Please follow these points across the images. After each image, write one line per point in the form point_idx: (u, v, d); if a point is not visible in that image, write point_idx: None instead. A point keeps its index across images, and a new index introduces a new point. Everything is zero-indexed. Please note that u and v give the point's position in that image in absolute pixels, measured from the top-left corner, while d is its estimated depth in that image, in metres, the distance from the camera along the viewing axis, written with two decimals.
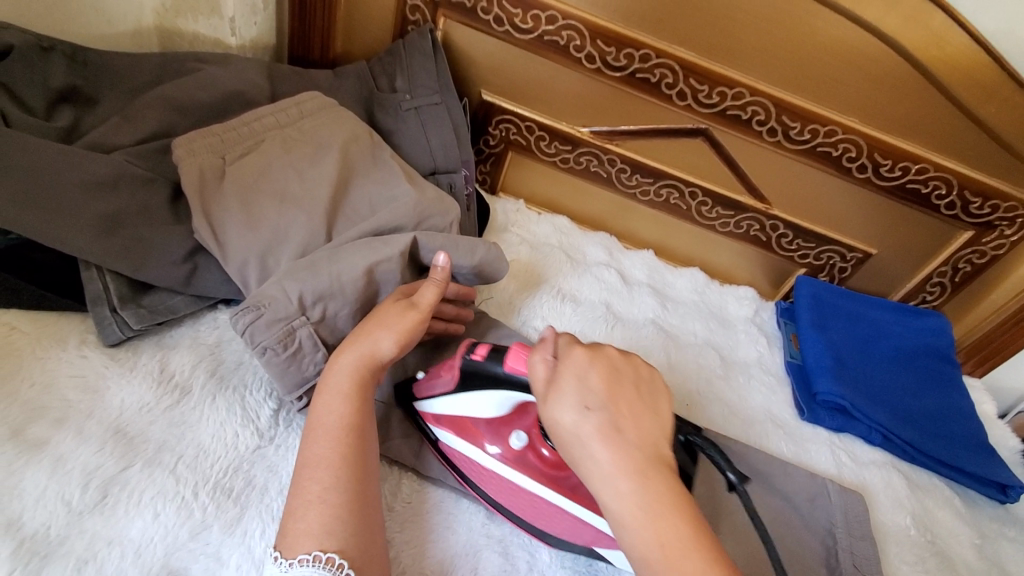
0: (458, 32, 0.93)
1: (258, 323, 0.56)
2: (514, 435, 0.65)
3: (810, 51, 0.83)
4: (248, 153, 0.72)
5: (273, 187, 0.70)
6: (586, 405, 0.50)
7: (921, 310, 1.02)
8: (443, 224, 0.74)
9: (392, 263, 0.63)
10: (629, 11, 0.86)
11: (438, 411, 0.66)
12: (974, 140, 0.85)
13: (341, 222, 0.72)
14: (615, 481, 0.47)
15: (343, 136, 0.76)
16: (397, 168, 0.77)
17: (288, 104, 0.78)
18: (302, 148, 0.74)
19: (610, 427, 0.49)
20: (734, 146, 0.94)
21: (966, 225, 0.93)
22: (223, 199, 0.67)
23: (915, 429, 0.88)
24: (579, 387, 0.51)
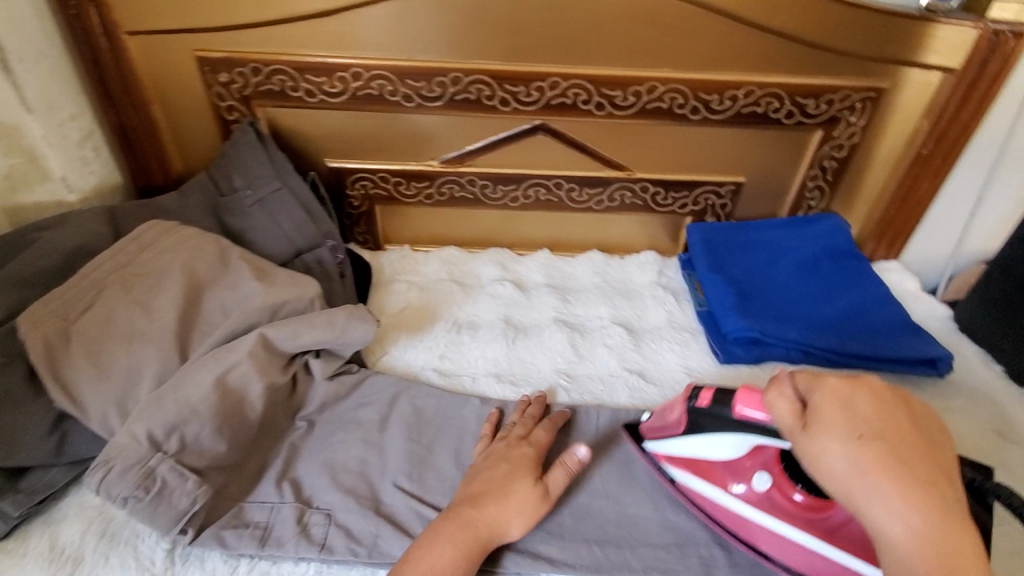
0: (279, 116, 0.95)
1: (111, 477, 0.57)
2: (755, 477, 0.62)
3: (600, 22, 0.86)
4: (91, 305, 0.72)
5: (122, 330, 0.71)
6: (858, 435, 0.48)
7: (811, 217, 1.05)
8: (302, 305, 0.75)
9: (242, 366, 0.65)
10: (424, 44, 0.88)
11: (672, 451, 0.66)
12: (782, 49, 0.88)
13: (197, 338, 0.73)
14: (894, 518, 0.45)
15: (184, 257, 0.77)
16: (244, 266, 0.78)
17: (125, 242, 0.78)
18: (142, 283, 0.75)
19: (889, 459, 0.46)
20: (573, 130, 0.96)
21: (813, 126, 0.95)
22: (73, 358, 0.68)
23: (831, 336, 0.89)
24: (847, 416, 0.49)
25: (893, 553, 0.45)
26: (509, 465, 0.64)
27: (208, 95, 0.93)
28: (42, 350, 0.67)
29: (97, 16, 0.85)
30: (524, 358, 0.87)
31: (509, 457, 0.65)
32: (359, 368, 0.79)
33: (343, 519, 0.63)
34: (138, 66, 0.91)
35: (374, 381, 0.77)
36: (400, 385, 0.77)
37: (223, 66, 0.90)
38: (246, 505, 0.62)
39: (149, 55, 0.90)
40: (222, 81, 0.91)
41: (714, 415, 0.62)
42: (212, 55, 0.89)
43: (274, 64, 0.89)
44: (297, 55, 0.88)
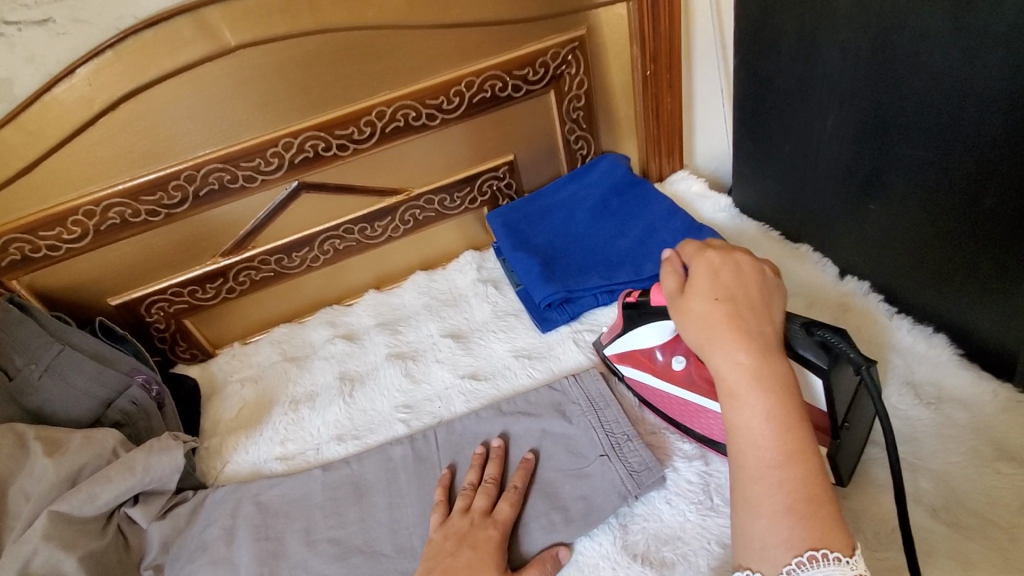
0: (38, 279, 0.92)
1: None
2: (674, 360, 0.70)
3: (301, 76, 0.88)
4: None
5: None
6: (714, 297, 0.55)
7: (589, 163, 1.11)
8: (104, 459, 0.75)
9: (40, 552, 0.64)
10: (144, 159, 0.87)
11: (616, 351, 0.77)
12: (478, 36, 0.93)
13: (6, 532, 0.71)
14: (730, 360, 0.51)
15: None
16: (36, 444, 0.75)
17: None
18: None
19: (736, 316, 0.53)
20: (331, 177, 0.98)
21: (543, 89, 1.01)
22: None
23: (629, 267, 0.95)
24: (711, 283, 0.56)
25: (726, 385, 0.51)
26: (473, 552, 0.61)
27: None
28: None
29: None
30: (365, 406, 0.88)
31: (474, 542, 0.63)
32: (196, 491, 0.78)
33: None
34: None
35: (213, 499, 0.76)
36: (237, 491, 0.76)
37: None
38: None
39: None
40: None
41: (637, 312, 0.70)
42: None
43: (4, 234, 0.87)
44: (22, 217, 0.86)
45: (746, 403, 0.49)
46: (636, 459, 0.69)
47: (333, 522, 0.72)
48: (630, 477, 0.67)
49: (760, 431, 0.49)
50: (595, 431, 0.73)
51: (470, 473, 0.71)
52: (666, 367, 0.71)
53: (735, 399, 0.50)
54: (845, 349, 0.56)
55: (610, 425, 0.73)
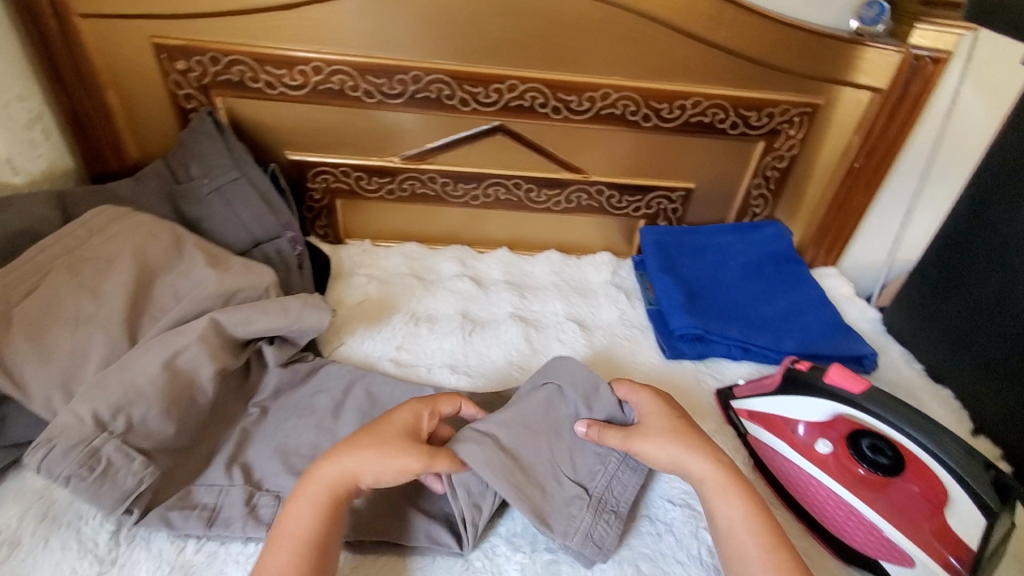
0: (239, 106, 0.95)
1: (53, 455, 0.56)
2: (818, 442, 0.72)
3: (555, 30, 0.89)
4: (33, 289, 0.69)
5: (64, 315, 0.69)
6: (669, 419, 0.68)
7: (756, 223, 1.11)
8: (255, 294, 0.75)
9: (190, 351, 0.65)
10: (384, 42, 0.90)
11: (754, 408, 0.78)
12: (727, 65, 0.93)
13: (147, 322, 0.72)
14: (700, 464, 0.64)
15: (133, 242, 0.76)
16: (198, 253, 0.78)
17: (73, 227, 0.76)
18: (91, 268, 0.73)
19: (685, 428, 0.67)
20: (530, 131, 0.99)
21: (756, 137, 1.01)
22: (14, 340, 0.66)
23: (769, 334, 0.94)
24: (657, 409, 0.70)
25: (703, 485, 0.63)
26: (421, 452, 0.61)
27: (165, 84, 0.93)
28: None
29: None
30: (480, 350, 0.89)
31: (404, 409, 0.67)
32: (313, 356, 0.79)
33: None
34: (88, 49, 0.89)
35: (327, 371, 0.77)
36: (352, 373, 0.77)
37: (181, 54, 0.89)
38: (193, 488, 0.63)
39: (101, 35, 0.88)
40: (180, 69, 0.91)
41: (808, 382, 0.72)
42: (168, 42, 0.88)
43: (234, 54, 0.89)
44: (257, 47, 0.89)
45: (723, 495, 0.62)
46: (615, 498, 0.67)
47: None
48: (594, 520, 0.65)
49: (733, 518, 0.60)
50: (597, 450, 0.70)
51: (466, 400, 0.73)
52: (805, 444, 0.73)
53: (721, 495, 0.62)
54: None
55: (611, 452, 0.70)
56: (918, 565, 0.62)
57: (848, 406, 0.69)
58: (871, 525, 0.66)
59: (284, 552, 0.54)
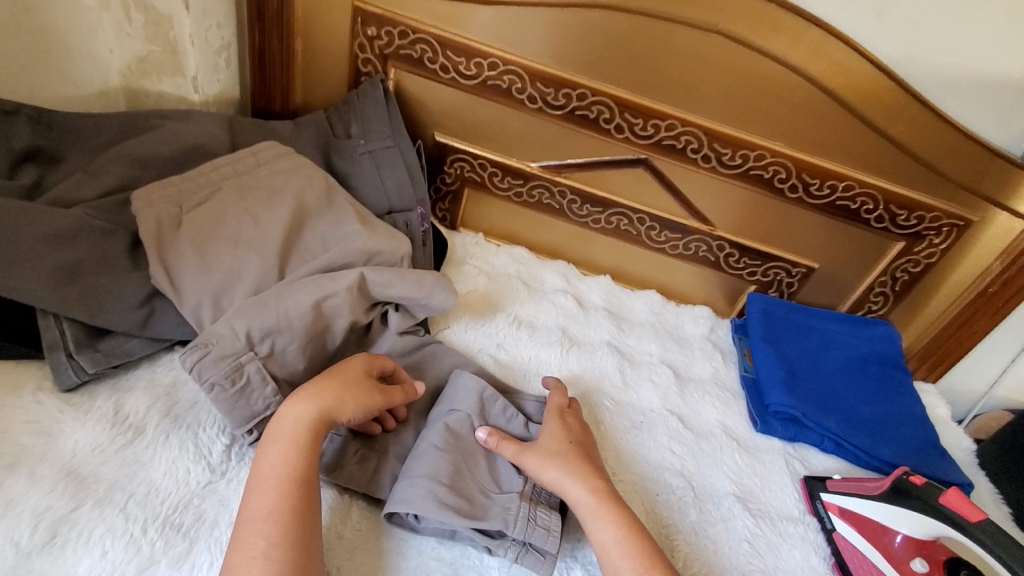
0: (409, 81, 0.99)
1: (206, 360, 0.60)
2: (914, 559, 0.72)
3: (731, 83, 0.90)
4: (204, 202, 0.76)
5: (226, 235, 0.73)
6: (565, 443, 0.68)
7: (869, 319, 1.07)
8: (392, 258, 0.78)
9: (338, 297, 0.69)
10: (563, 55, 0.92)
11: (849, 506, 0.75)
12: (893, 158, 0.92)
13: (294, 260, 0.76)
14: (576, 487, 0.63)
15: (296, 183, 0.80)
16: (349, 208, 0.82)
17: (245, 154, 0.81)
18: (257, 196, 0.78)
19: (581, 456, 0.67)
20: (673, 172, 1.00)
21: (898, 236, 0.99)
22: (181, 247, 0.71)
23: (866, 435, 0.91)
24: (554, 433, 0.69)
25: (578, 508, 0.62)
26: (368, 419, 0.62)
27: (349, 44, 0.98)
28: (154, 231, 0.70)
29: None
30: (574, 370, 0.89)
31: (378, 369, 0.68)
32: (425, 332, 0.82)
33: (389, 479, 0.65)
34: None
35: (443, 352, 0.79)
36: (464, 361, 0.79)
37: (375, 21, 0.94)
38: None
39: None
40: (368, 34, 0.96)
41: (922, 498, 0.72)
42: (368, 8, 0.93)
43: (422, 33, 0.94)
44: (445, 31, 0.93)
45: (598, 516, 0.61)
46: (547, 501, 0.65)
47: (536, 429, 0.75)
48: (529, 518, 0.62)
49: (613, 547, 0.59)
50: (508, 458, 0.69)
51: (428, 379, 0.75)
52: (901, 558, 0.72)
53: (592, 524, 0.61)
54: None
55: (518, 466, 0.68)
56: None
57: (963, 533, 0.67)
58: None
59: (258, 490, 0.53)
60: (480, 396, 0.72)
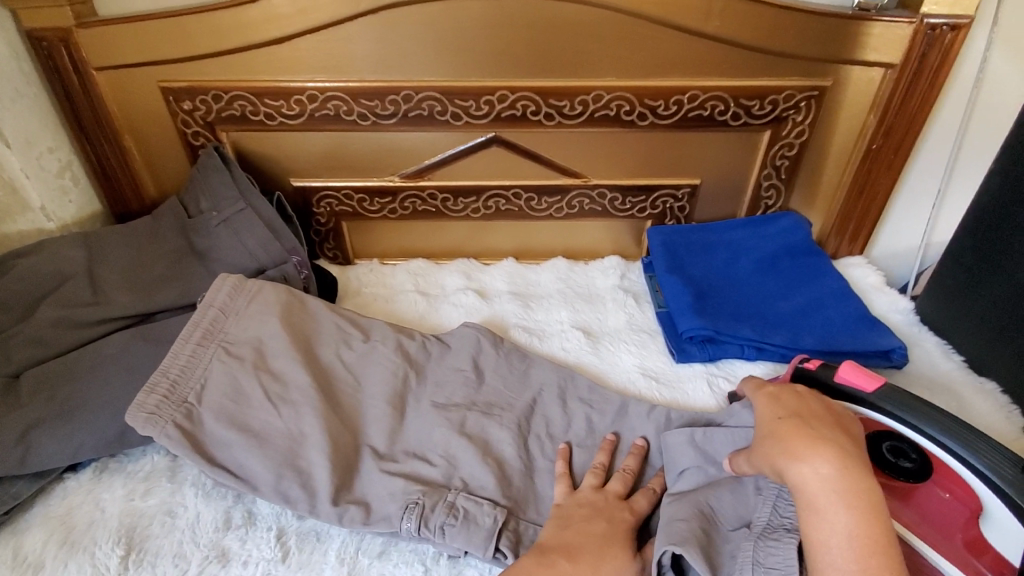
0: (244, 139, 0.99)
1: (425, 514, 0.65)
2: None
3: (540, 37, 0.89)
4: (205, 383, 0.72)
5: (254, 398, 0.73)
6: (778, 416, 0.59)
7: (771, 215, 1.06)
8: (418, 343, 0.85)
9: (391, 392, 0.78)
10: (374, 66, 0.92)
11: None
12: (724, 54, 0.90)
13: (328, 389, 0.77)
14: (809, 471, 0.52)
15: (276, 314, 0.80)
16: (338, 317, 0.85)
17: (207, 312, 0.78)
18: (247, 353, 0.76)
19: (803, 427, 0.56)
20: (525, 140, 0.99)
21: (761, 126, 0.97)
22: (215, 433, 0.69)
23: (786, 331, 0.90)
24: (772, 408, 0.61)
25: (805, 495, 0.51)
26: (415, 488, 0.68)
27: (175, 124, 0.98)
28: (178, 433, 0.67)
29: (67, 55, 0.90)
30: None
31: (609, 516, 0.64)
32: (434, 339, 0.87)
33: (294, 538, 0.65)
34: (106, 97, 0.95)
35: (538, 370, 0.84)
36: (558, 377, 0.83)
37: (185, 94, 0.94)
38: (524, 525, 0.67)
39: (116, 86, 0.95)
40: (187, 109, 0.95)
41: (821, 382, 0.69)
42: (175, 85, 0.93)
43: (234, 91, 0.93)
44: (255, 81, 0.93)
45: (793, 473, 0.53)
46: (787, 521, 0.56)
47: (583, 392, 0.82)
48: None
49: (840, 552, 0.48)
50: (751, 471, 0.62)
51: (602, 455, 0.72)
52: None
53: (811, 515, 0.51)
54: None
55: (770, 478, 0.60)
56: None
57: (869, 407, 0.65)
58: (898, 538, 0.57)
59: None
60: (693, 441, 0.68)
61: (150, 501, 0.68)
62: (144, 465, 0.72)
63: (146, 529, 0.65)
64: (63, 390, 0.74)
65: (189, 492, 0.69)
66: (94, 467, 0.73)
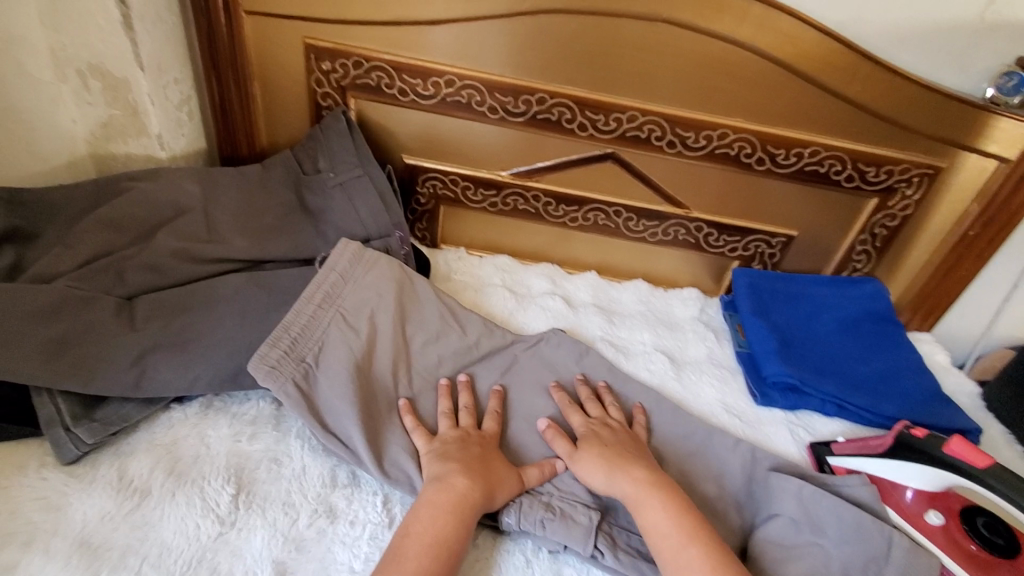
0: (370, 109, 1.01)
1: (524, 508, 0.65)
2: (927, 512, 0.70)
3: (684, 67, 0.91)
4: (321, 347, 0.71)
5: (368, 371, 0.73)
6: (603, 448, 0.70)
7: (855, 278, 1.08)
8: (505, 339, 0.86)
9: (488, 380, 0.81)
10: (516, 63, 0.94)
11: (857, 469, 0.76)
12: (854, 117, 0.93)
13: (428, 373, 0.77)
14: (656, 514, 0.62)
15: (390, 290, 0.79)
16: (441, 301, 0.85)
17: (327, 274, 0.77)
18: (360, 324, 0.75)
19: (617, 457, 0.68)
20: (641, 162, 1.01)
21: (869, 193, 1.00)
22: (327, 398, 0.68)
23: (866, 394, 0.92)
24: (598, 445, 0.70)
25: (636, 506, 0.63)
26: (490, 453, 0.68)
27: (307, 81, 1.00)
28: (296, 392, 0.67)
29: None
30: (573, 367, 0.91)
31: None
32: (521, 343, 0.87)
33: (398, 507, 0.65)
34: (248, 41, 0.97)
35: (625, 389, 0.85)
36: (645, 397, 0.84)
37: (328, 56, 0.96)
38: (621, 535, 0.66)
39: (260, 34, 0.96)
40: (324, 69, 0.98)
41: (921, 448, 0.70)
42: (319, 44, 0.95)
43: (376, 61, 0.95)
44: (399, 56, 0.95)
45: (589, 470, 0.68)
46: None
47: (672, 417, 0.82)
48: None
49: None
50: (869, 559, 0.63)
51: (461, 394, 0.75)
52: (916, 514, 0.70)
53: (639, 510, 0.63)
54: None
55: (888, 552, 0.63)
56: None
57: (972, 481, 0.65)
58: None
59: (427, 512, 0.59)
60: (799, 496, 0.69)
61: (256, 446, 0.69)
62: (249, 410, 0.73)
63: (253, 472, 0.66)
64: (179, 321, 0.74)
65: (294, 443, 0.69)
66: (198, 402, 0.73)
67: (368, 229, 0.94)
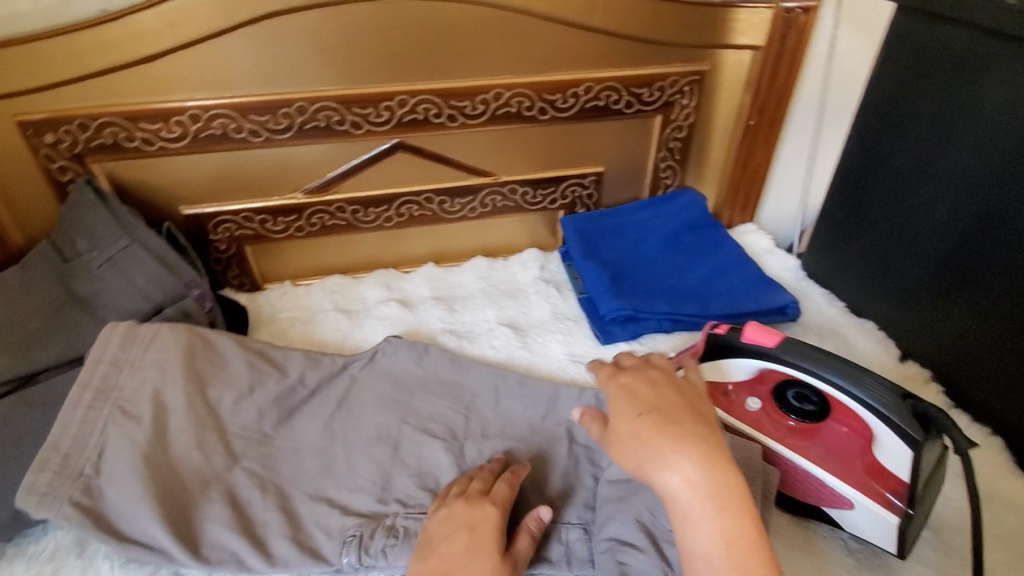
0: (120, 169, 0.91)
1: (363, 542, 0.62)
2: (747, 400, 0.72)
3: (432, 39, 0.88)
4: (103, 449, 0.65)
5: (167, 457, 0.66)
6: (638, 414, 0.56)
7: (671, 194, 1.12)
8: (334, 365, 0.82)
9: (321, 416, 0.76)
10: (258, 79, 0.87)
11: None
12: (610, 46, 0.95)
13: (247, 433, 0.72)
14: (690, 493, 0.50)
15: (178, 361, 0.72)
16: (248, 352, 0.78)
17: (94, 364, 0.70)
18: (146, 410, 0.68)
19: (664, 424, 0.54)
20: (430, 144, 0.98)
21: (652, 111, 1.02)
22: (119, 504, 0.62)
23: (696, 302, 0.96)
24: (635, 405, 0.58)
25: (678, 506, 0.50)
26: (470, 531, 0.57)
27: (35, 160, 0.87)
28: (77, 512, 0.60)
29: None
30: None
31: None
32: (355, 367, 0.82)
33: None
34: None
35: (470, 375, 0.83)
36: (492, 376, 0.82)
37: (46, 126, 0.84)
38: None
39: None
40: (48, 142, 0.86)
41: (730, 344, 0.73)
42: (30, 115, 0.83)
43: (105, 116, 0.85)
44: (127, 104, 0.85)
45: (625, 454, 0.55)
46: None
47: (519, 389, 0.81)
48: None
49: None
50: None
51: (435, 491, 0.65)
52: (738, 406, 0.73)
53: (683, 521, 0.50)
54: (948, 428, 0.59)
55: None
56: (855, 505, 0.63)
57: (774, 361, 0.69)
58: (807, 472, 0.66)
59: None
60: None
61: None
62: (45, 546, 0.65)
63: None
64: None
65: (103, 565, 0.62)
66: None
67: (153, 298, 0.85)
